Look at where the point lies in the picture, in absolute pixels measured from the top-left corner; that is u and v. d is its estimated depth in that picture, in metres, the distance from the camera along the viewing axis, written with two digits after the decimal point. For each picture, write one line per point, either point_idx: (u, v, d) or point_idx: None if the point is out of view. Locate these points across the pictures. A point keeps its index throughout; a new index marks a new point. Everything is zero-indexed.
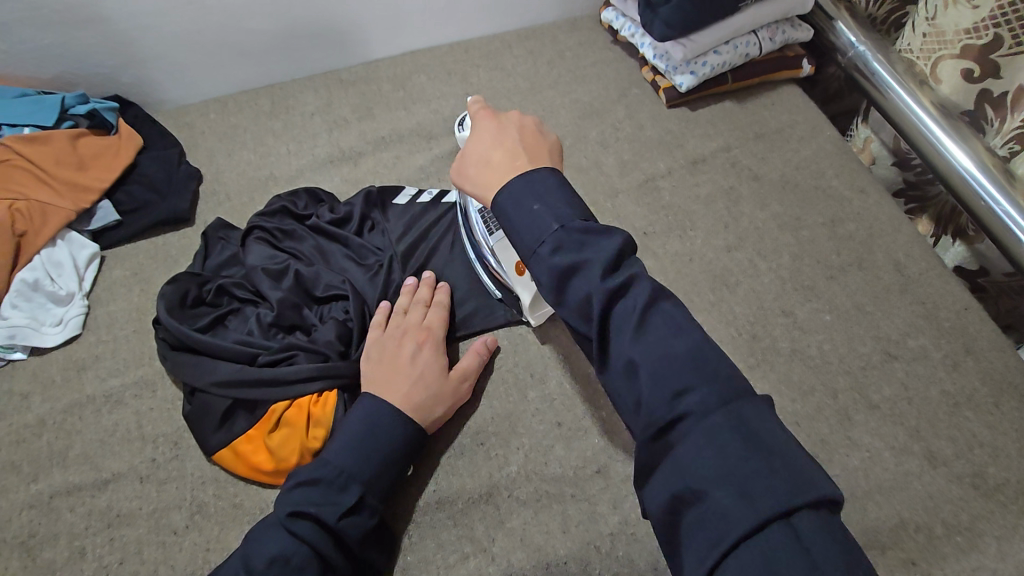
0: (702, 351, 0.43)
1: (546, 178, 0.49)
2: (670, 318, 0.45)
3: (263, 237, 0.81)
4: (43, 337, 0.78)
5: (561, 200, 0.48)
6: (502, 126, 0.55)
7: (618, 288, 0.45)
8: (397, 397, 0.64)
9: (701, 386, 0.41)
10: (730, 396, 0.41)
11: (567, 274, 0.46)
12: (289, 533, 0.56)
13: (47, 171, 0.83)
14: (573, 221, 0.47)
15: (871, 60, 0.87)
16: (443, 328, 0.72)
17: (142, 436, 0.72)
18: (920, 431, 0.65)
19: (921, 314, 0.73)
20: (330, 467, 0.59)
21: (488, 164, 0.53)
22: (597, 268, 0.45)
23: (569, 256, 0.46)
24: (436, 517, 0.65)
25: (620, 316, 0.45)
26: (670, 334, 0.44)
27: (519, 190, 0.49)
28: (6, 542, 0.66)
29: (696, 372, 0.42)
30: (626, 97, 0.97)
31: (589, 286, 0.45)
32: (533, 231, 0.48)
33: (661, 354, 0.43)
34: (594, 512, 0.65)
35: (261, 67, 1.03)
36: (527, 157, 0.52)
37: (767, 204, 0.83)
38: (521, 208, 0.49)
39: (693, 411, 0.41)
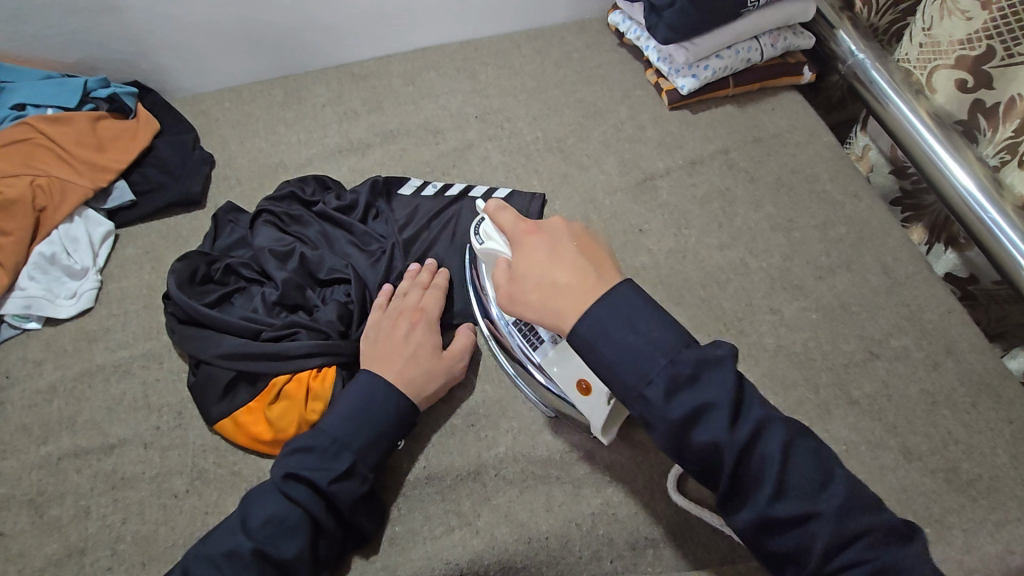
0: (849, 498, 0.47)
1: (628, 302, 0.49)
2: (807, 464, 0.47)
3: (271, 220, 0.84)
4: (57, 308, 0.82)
5: (661, 330, 0.48)
6: (557, 242, 0.55)
7: (750, 438, 0.46)
8: (394, 373, 0.67)
9: (855, 538, 0.45)
10: (884, 543, 0.46)
11: (690, 422, 0.46)
12: (285, 496, 0.59)
13: (68, 150, 0.87)
14: (679, 355, 0.47)
15: (869, 68, 0.89)
16: (437, 310, 0.74)
17: (148, 405, 0.75)
18: (897, 427, 0.67)
19: (905, 316, 0.75)
20: (325, 435, 0.62)
21: (553, 288, 0.51)
22: (724, 417, 0.46)
23: (686, 399, 0.46)
24: (425, 492, 0.67)
25: (758, 467, 0.46)
26: (811, 484, 0.46)
27: (604, 320, 0.48)
28: (16, 499, 0.69)
29: (846, 521, 0.46)
30: (629, 98, 1.00)
31: (717, 434, 0.46)
32: (637, 372, 0.47)
33: (811, 509, 0.46)
34: (578, 493, 0.67)
35: (277, 58, 1.06)
36: (595, 271, 0.51)
37: (761, 205, 0.85)
38: (615, 345, 0.48)
39: (848, 561, 0.45)
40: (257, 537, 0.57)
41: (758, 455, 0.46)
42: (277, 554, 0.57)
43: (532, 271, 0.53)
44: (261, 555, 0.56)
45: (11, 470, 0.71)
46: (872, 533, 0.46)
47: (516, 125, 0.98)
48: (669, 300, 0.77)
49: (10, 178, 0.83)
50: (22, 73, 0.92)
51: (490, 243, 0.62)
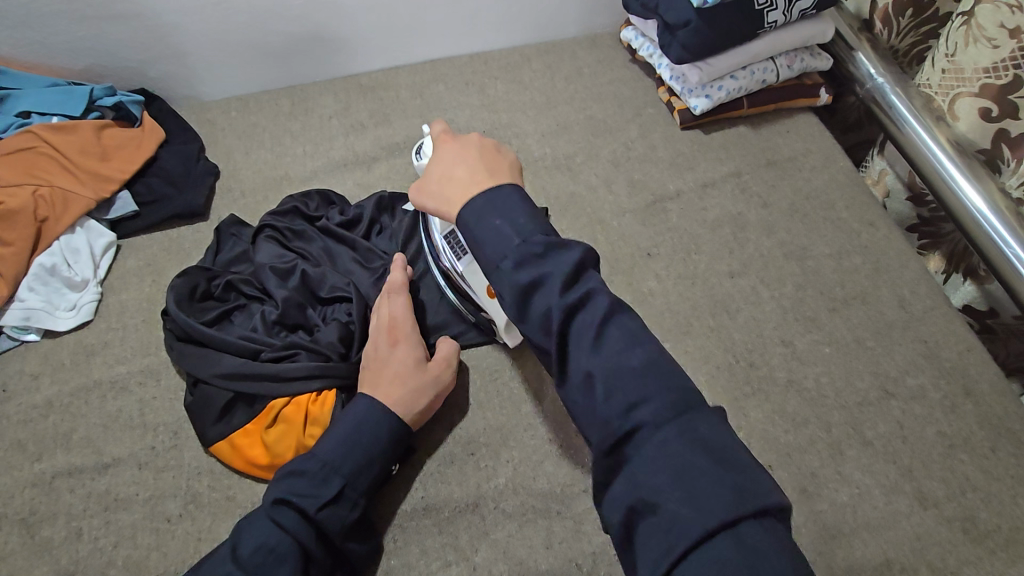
0: (655, 363, 0.45)
1: (505, 192, 0.52)
2: (623, 332, 0.46)
3: (273, 236, 0.83)
4: (56, 321, 0.81)
5: (527, 214, 0.51)
6: (460, 146, 0.58)
7: (576, 304, 0.46)
8: (379, 397, 0.65)
9: (653, 394, 0.43)
10: (682, 406, 0.44)
11: (530, 289, 0.47)
12: (273, 523, 0.57)
13: (72, 160, 0.87)
14: (536, 235, 0.49)
15: (888, 92, 0.87)
16: (407, 318, 0.71)
17: (143, 423, 0.74)
18: (912, 471, 0.65)
19: (922, 353, 0.72)
20: (316, 459, 0.60)
21: (448, 181, 0.55)
22: (556, 283, 0.47)
23: (531, 271, 0.48)
24: (422, 524, 0.65)
25: (579, 329, 0.46)
26: (623, 349, 0.45)
27: (482, 208, 0.51)
28: (7, 518, 0.68)
29: (648, 383, 0.44)
30: (640, 116, 0.98)
31: (549, 301, 0.47)
32: (498, 247, 0.49)
33: (617, 369, 0.45)
34: (579, 529, 0.65)
35: (284, 67, 1.05)
36: (487, 172, 0.55)
37: (774, 231, 0.83)
38: (483, 224, 0.51)
39: (645, 421, 0.43)
40: (247, 566, 0.55)
41: (581, 321, 0.46)
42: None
43: (437, 169, 0.57)
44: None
45: (3, 488, 0.70)
46: (673, 395, 0.44)
47: (524, 142, 0.96)
48: (677, 330, 0.75)
49: (13, 188, 0.83)
50: (28, 79, 0.92)
51: None
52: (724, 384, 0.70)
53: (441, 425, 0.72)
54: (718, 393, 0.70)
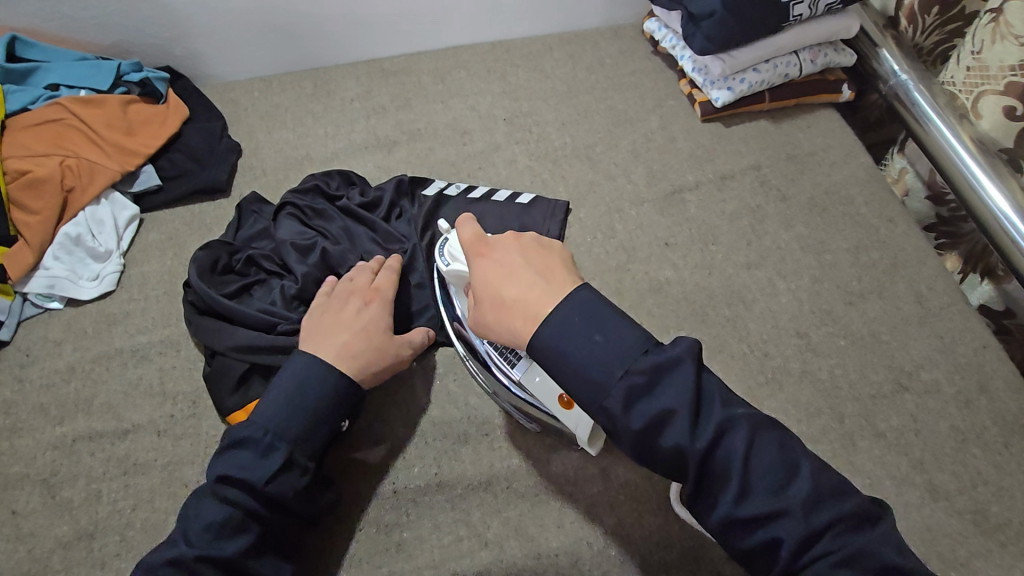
0: (817, 489, 0.46)
1: (583, 312, 0.50)
2: (772, 459, 0.47)
3: (294, 213, 0.84)
4: (79, 289, 0.82)
5: (618, 335, 0.50)
6: (505, 256, 0.56)
7: (709, 442, 0.46)
8: (331, 348, 0.65)
9: (822, 531, 0.45)
10: (852, 530, 0.45)
11: (651, 430, 0.47)
12: (220, 500, 0.57)
13: (99, 133, 0.88)
14: (635, 364, 0.48)
15: (912, 90, 0.86)
16: (390, 289, 0.73)
17: (163, 392, 0.75)
18: (924, 463, 0.65)
19: (938, 348, 0.72)
20: (256, 430, 0.59)
21: (503, 302, 0.54)
22: (685, 422, 0.46)
23: (649, 411, 0.47)
24: (435, 500, 0.66)
25: (724, 465, 0.47)
26: (776, 481, 0.46)
27: (567, 338, 0.50)
28: (30, 478, 0.70)
29: (815, 516, 0.45)
30: (661, 108, 0.98)
31: (680, 440, 0.47)
32: (596, 388, 0.49)
33: (778, 507, 0.45)
34: (590, 511, 0.66)
35: (307, 49, 1.06)
36: (543, 280, 0.53)
37: (792, 224, 0.83)
38: (572, 357, 0.50)
39: (818, 555, 0.44)
40: (199, 544, 0.55)
41: (720, 455, 0.47)
42: (221, 555, 0.55)
43: (490, 286, 0.55)
44: (206, 561, 0.54)
45: (26, 449, 0.72)
46: (841, 523, 0.45)
47: (544, 130, 0.97)
48: (693, 319, 0.75)
49: (41, 158, 0.85)
50: (56, 53, 0.94)
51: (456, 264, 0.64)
52: (739, 373, 0.71)
53: (456, 404, 0.73)
54: (732, 382, 0.70)
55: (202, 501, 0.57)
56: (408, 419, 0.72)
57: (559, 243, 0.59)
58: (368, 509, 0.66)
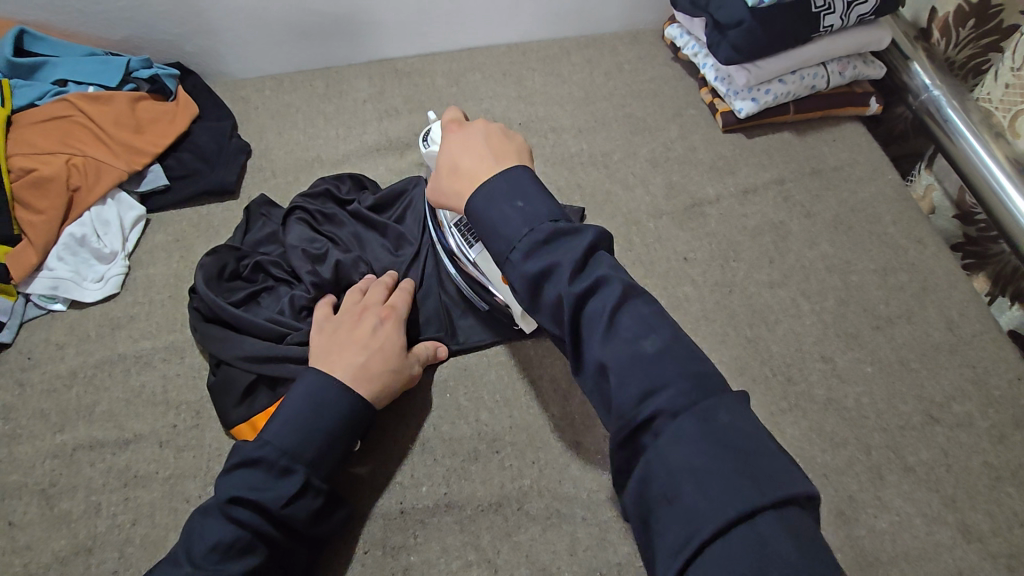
0: (672, 350, 0.45)
1: (510, 179, 0.52)
2: (637, 319, 0.46)
3: (304, 218, 0.81)
4: (83, 292, 0.80)
5: (534, 201, 0.51)
6: (468, 135, 0.59)
7: (584, 292, 0.47)
8: (346, 370, 0.63)
9: (669, 384, 0.43)
10: (702, 393, 0.43)
11: (540, 278, 0.48)
12: (229, 521, 0.55)
13: (107, 131, 0.86)
14: (543, 222, 0.50)
15: (944, 106, 0.83)
16: (406, 308, 0.71)
17: (166, 400, 0.73)
18: (955, 501, 0.62)
19: (969, 378, 0.70)
20: (270, 448, 0.57)
21: (457, 173, 0.57)
22: (567, 271, 0.47)
23: (541, 262, 0.48)
24: (444, 521, 0.64)
25: (591, 317, 0.46)
26: (639, 338, 0.45)
27: (492, 196, 0.52)
28: (28, 487, 0.68)
29: (664, 371, 0.43)
30: (681, 116, 0.95)
31: (560, 290, 0.47)
32: (505, 238, 0.50)
33: (630, 354, 0.44)
34: (604, 538, 0.63)
35: (318, 48, 1.03)
36: (493, 157, 0.56)
37: (816, 243, 0.80)
38: (491, 216, 0.51)
39: (660, 411, 0.42)
40: (204, 566, 0.53)
41: (590, 309, 0.47)
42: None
43: (449, 158, 0.58)
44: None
45: (25, 457, 0.70)
46: (688, 384, 0.43)
47: (561, 136, 0.94)
48: (713, 339, 0.73)
49: (46, 156, 0.83)
50: (66, 48, 0.92)
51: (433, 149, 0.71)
52: (761, 397, 0.68)
53: (466, 420, 0.71)
54: (754, 406, 0.68)
55: (206, 518, 0.56)
56: (416, 435, 0.70)
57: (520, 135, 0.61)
58: (374, 529, 0.64)
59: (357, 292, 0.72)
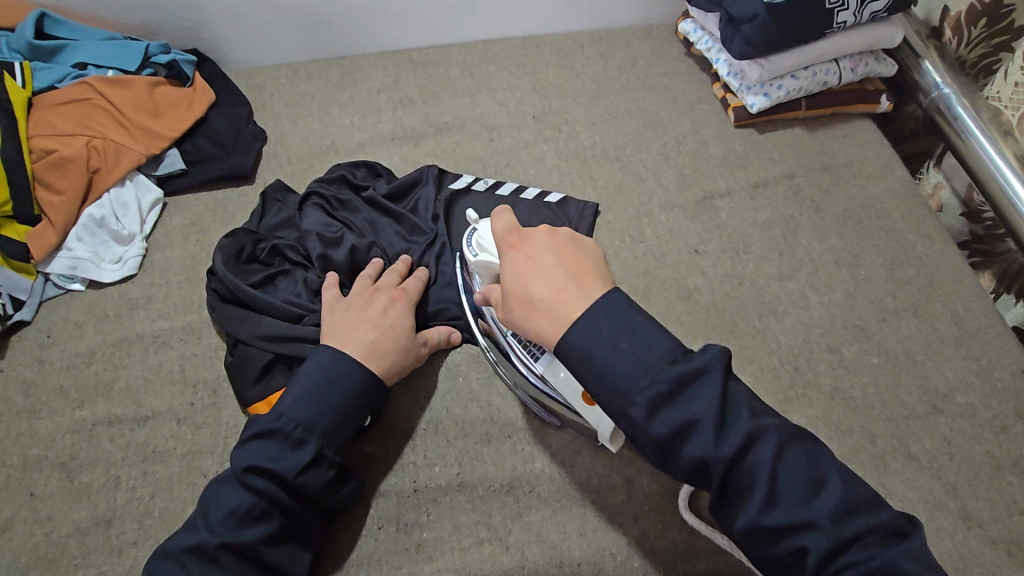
0: (842, 496, 0.44)
1: (610, 319, 0.48)
2: (799, 467, 0.44)
3: (320, 203, 0.82)
4: (101, 272, 0.82)
5: (643, 343, 0.47)
6: (538, 251, 0.54)
7: (737, 451, 0.44)
8: (356, 349, 0.64)
9: (852, 542, 0.42)
10: (882, 540, 0.43)
11: (676, 438, 0.45)
12: (246, 488, 0.56)
13: (126, 115, 0.88)
14: (662, 368, 0.46)
15: (955, 103, 0.84)
16: (416, 292, 0.73)
17: (184, 379, 0.75)
18: (957, 488, 0.64)
19: (974, 371, 0.71)
20: (286, 420, 0.59)
21: (532, 300, 0.51)
22: (709, 430, 0.44)
23: (670, 420, 0.45)
24: (457, 500, 0.65)
25: (750, 474, 0.44)
26: (805, 491, 0.44)
27: (595, 341, 0.47)
28: (48, 460, 0.69)
29: (845, 526, 0.43)
30: (693, 111, 0.96)
31: (704, 450, 0.44)
32: (620, 392, 0.46)
33: (803, 517, 0.43)
34: (613, 520, 0.65)
35: (334, 37, 1.04)
36: (573, 283, 0.51)
37: (826, 236, 0.82)
38: (596, 364, 0.47)
39: (845, 567, 0.42)
40: (222, 532, 0.55)
41: (746, 465, 0.44)
42: (243, 542, 0.55)
43: (524, 284, 0.52)
44: (228, 548, 0.54)
45: (46, 431, 0.71)
46: (872, 536, 0.42)
47: (574, 128, 0.95)
48: (722, 328, 0.74)
49: (68, 138, 0.84)
50: (85, 32, 0.93)
51: (485, 254, 0.62)
52: (769, 386, 0.69)
53: (479, 404, 0.72)
54: (762, 395, 0.69)
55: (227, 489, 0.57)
56: (430, 417, 0.71)
57: (592, 242, 0.56)
58: (388, 507, 0.65)
59: (370, 275, 0.73)
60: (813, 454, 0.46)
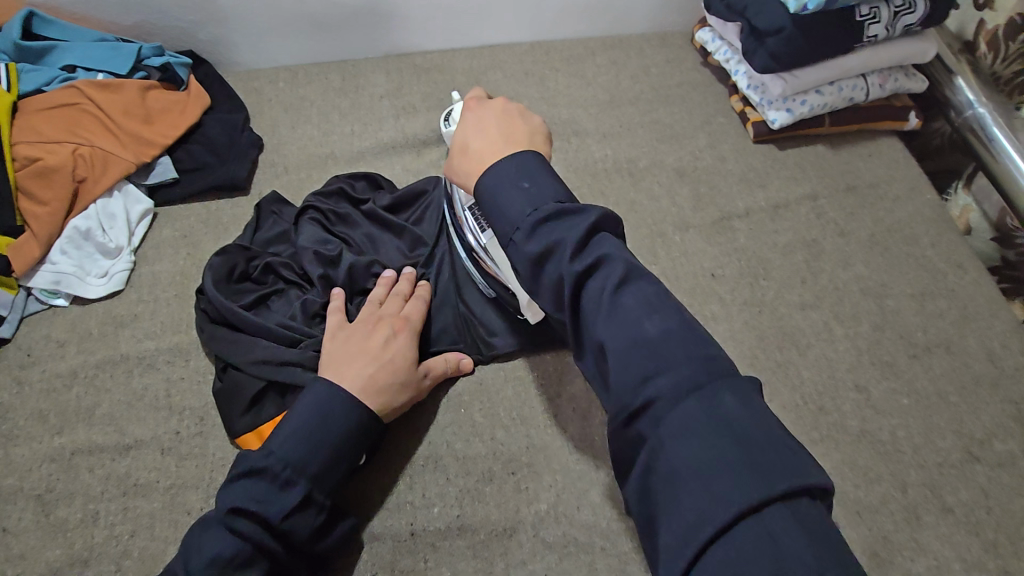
0: (677, 331, 0.41)
1: (519, 161, 0.50)
2: (642, 301, 0.43)
3: (317, 218, 0.78)
4: (85, 288, 0.78)
5: (540, 183, 0.49)
6: (483, 112, 0.57)
7: (585, 271, 0.44)
8: (351, 381, 0.60)
9: (669, 364, 0.40)
10: (709, 376, 0.39)
11: (542, 258, 0.46)
12: (231, 532, 0.52)
13: (116, 121, 0.83)
14: (547, 203, 0.48)
15: (990, 124, 0.79)
16: (421, 318, 0.68)
17: (169, 405, 0.71)
18: (996, 545, 0.59)
19: (1012, 415, 0.66)
20: (275, 460, 0.54)
21: (465, 150, 0.54)
22: (567, 250, 0.45)
23: (542, 243, 0.46)
24: (456, 545, 0.61)
25: (590, 299, 0.44)
26: (636, 318, 0.42)
27: (500, 177, 0.50)
28: (23, 492, 0.65)
29: (664, 350, 0.40)
30: (709, 125, 0.91)
31: (561, 270, 0.45)
32: (508, 217, 0.48)
33: (624, 337, 0.41)
34: (624, 570, 0.60)
35: (332, 40, 1.00)
36: (503, 139, 0.54)
37: (851, 263, 0.77)
38: (496, 196, 0.49)
39: (659, 394, 0.39)
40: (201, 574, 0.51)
41: (590, 290, 0.44)
42: None
43: (462, 137, 0.56)
44: None
45: (22, 460, 0.67)
46: (690, 364, 0.39)
47: (585, 141, 0.91)
48: (742, 362, 0.69)
49: (53, 145, 0.80)
50: (75, 32, 0.89)
51: None
52: (792, 427, 0.65)
53: (482, 438, 0.68)
54: None
55: (208, 532, 0.53)
56: (430, 453, 0.67)
57: (539, 118, 0.58)
58: (383, 551, 0.61)
59: (377, 297, 0.69)
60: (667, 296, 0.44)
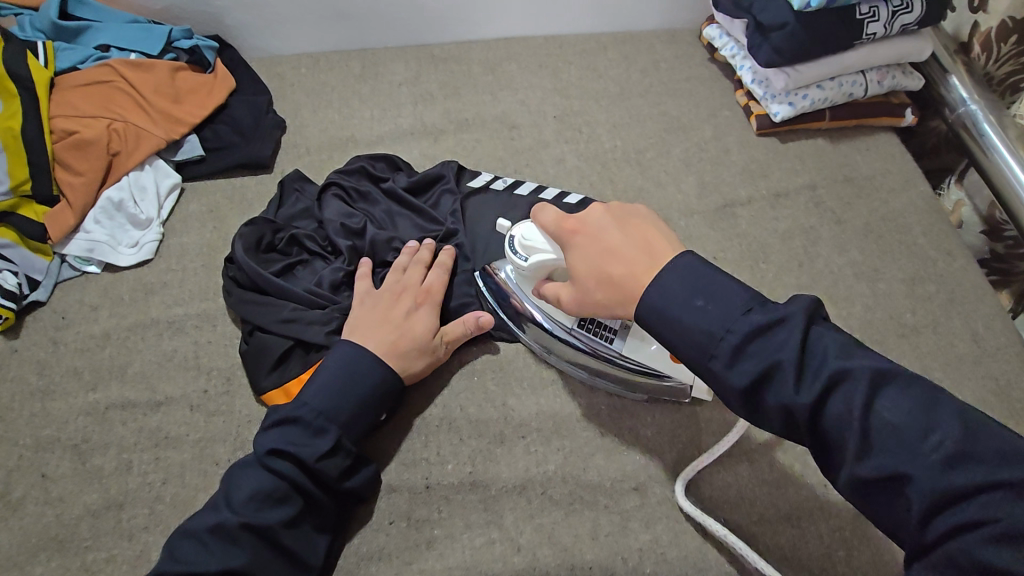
0: (963, 447, 0.40)
1: (682, 277, 0.50)
2: (899, 410, 0.42)
3: (339, 194, 0.82)
4: (118, 256, 0.82)
5: (718, 298, 0.48)
6: (599, 229, 0.57)
7: (821, 398, 0.44)
8: (376, 345, 0.66)
9: (971, 492, 0.39)
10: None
11: (757, 385, 0.46)
12: (268, 471, 0.58)
13: (147, 99, 0.87)
14: (737, 318, 0.47)
15: (981, 120, 0.83)
16: (442, 290, 0.73)
17: (197, 366, 0.75)
18: None
19: (992, 391, 0.71)
20: (308, 408, 0.61)
21: (608, 277, 0.54)
22: (789, 374, 0.44)
23: (751, 367, 0.46)
24: (468, 498, 0.65)
25: (836, 422, 0.43)
26: (907, 437, 0.41)
27: (671, 298, 0.49)
28: (61, 441, 0.69)
29: (954, 475, 0.40)
30: (715, 117, 0.95)
31: (785, 397, 0.45)
32: (698, 345, 0.48)
33: (902, 468, 0.41)
34: (626, 526, 0.64)
35: (358, 29, 1.04)
36: (641, 253, 0.54)
37: (846, 249, 0.81)
38: (674, 324, 0.49)
39: (960, 524, 0.39)
40: (242, 511, 0.56)
41: (830, 414, 0.44)
42: (262, 524, 0.56)
43: (598, 261, 0.56)
44: (249, 529, 0.55)
45: (58, 413, 0.71)
46: (1001, 491, 0.38)
47: (595, 131, 0.95)
48: None
49: (89, 119, 0.84)
50: (109, 14, 0.93)
51: (540, 253, 0.62)
52: None
53: (493, 404, 0.72)
54: None
55: (247, 473, 0.58)
56: (444, 415, 0.70)
57: (646, 215, 0.59)
58: (400, 502, 0.65)
59: (402, 265, 0.73)
60: (926, 396, 0.43)
